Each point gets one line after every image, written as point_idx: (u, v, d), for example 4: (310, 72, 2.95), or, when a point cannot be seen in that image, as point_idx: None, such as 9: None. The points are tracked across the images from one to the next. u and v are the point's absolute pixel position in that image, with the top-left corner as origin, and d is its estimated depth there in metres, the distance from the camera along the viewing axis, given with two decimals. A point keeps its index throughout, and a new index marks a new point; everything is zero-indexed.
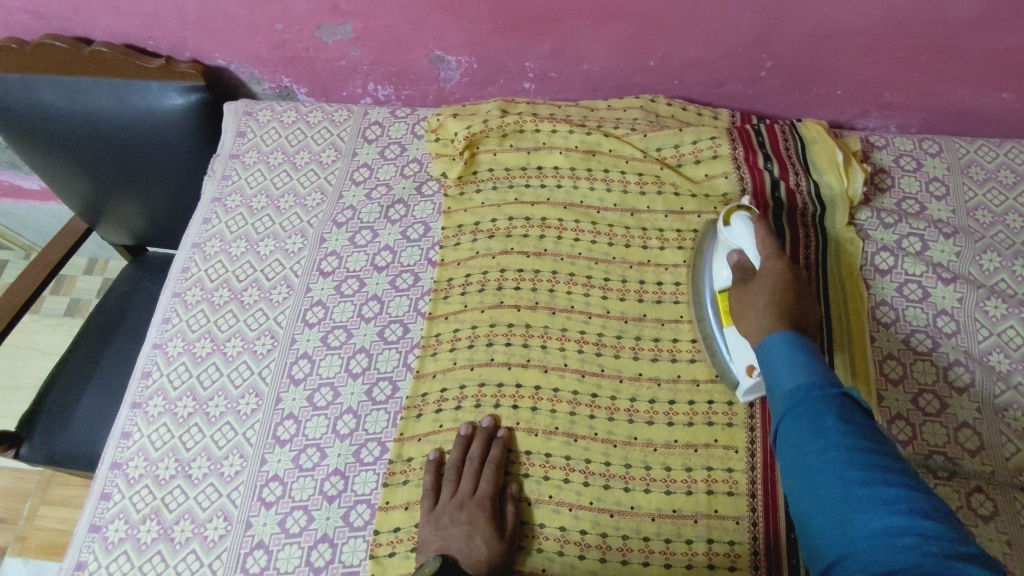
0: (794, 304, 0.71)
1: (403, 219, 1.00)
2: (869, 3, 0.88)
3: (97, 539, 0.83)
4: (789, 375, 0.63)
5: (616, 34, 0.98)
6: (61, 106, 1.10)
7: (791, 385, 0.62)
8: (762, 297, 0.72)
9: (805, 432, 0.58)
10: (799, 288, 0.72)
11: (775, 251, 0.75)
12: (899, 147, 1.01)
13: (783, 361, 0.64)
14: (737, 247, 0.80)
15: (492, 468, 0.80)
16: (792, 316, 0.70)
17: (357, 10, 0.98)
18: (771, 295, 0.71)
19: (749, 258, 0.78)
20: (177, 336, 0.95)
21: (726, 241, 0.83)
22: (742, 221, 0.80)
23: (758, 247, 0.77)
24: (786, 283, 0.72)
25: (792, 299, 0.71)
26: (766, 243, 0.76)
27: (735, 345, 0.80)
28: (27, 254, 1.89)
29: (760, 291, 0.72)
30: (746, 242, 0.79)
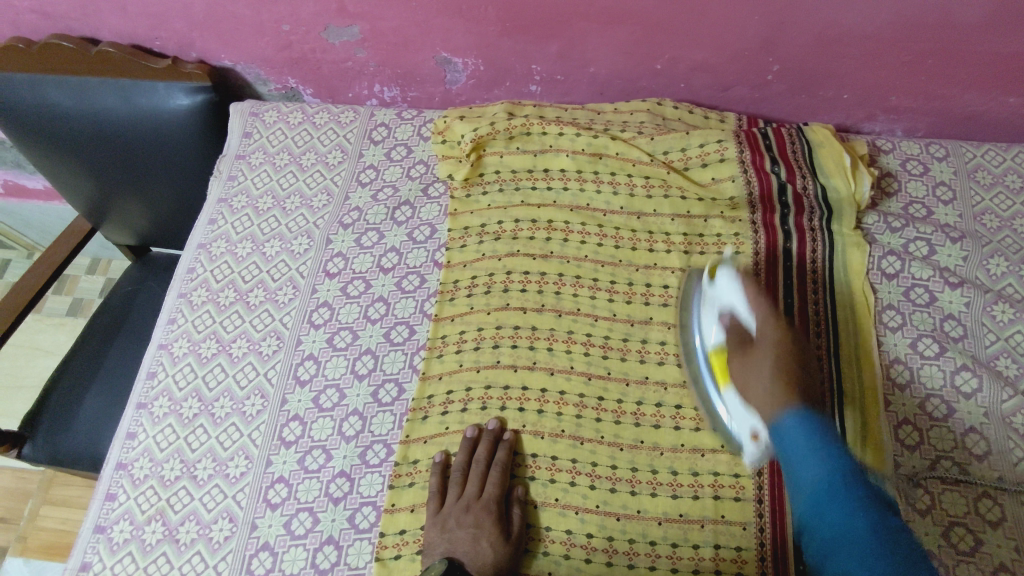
0: (800, 374, 0.73)
1: (409, 220, 1.00)
2: (877, 6, 0.88)
3: (102, 539, 0.83)
4: (810, 470, 0.66)
5: (623, 37, 0.98)
6: (67, 106, 1.09)
7: (813, 478, 0.65)
8: (770, 372, 0.73)
9: (832, 532, 0.62)
10: (800, 354, 0.75)
11: (772, 317, 0.77)
12: (905, 151, 1.01)
13: (799, 450, 0.67)
14: (726, 306, 0.81)
15: (498, 471, 0.80)
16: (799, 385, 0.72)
17: (365, 11, 0.99)
18: (778, 371, 0.73)
19: (743, 320, 0.79)
20: (182, 336, 0.95)
21: (714, 300, 0.83)
22: (731, 278, 0.81)
23: (751, 307, 0.78)
24: (790, 354, 0.74)
25: (798, 371, 0.73)
26: (760, 304, 0.78)
27: (737, 410, 0.78)
28: (31, 253, 1.89)
29: (766, 364, 0.74)
30: (736, 302, 0.79)
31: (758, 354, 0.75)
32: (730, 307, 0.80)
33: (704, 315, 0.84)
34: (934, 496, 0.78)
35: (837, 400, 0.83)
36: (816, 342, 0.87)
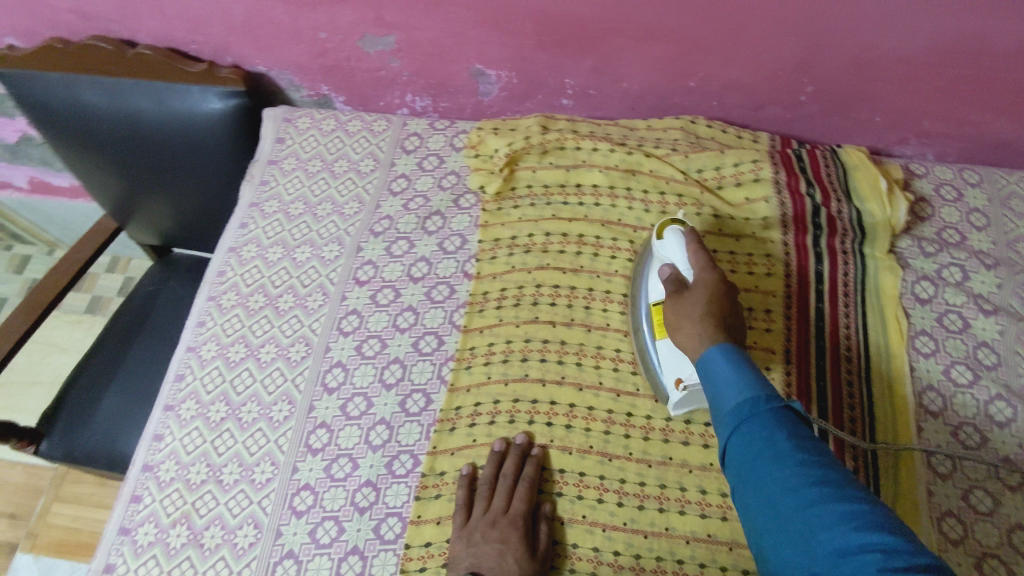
0: (728, 315, 0.71)
1: (440, 231, 1.00)
2: (917, 30, 0.88)
3: (127, 542, 0.83)
4: (736, 392, 0.62)
5: (659, 54, 0.98)
6: (100, 104, 1.09)
7: (737, 400, 0.62)
8: (697, 309, 0.71)
9: (754, 445, 0.59)
10: (732, 300, 0.73)
11: (708, 263, 0.75)
12: (939, 176, 1.00)
13: (721, 379, 0.64)
14: (669, 261, 0.80)
15: (525, 486, 0.79)
16: (724, 325, 0.70)
17: (402, 21, 0.99)
18: (706, 308, 0.71)
19: (682, 271, 0.78)
20: (211, 339, 0.95)
21: (660, 255, 0.82)
22: (675, 234, 0.80)
23: (690, 258, 0.77)
24: (720, 296, 0.72)
25: (725, 312, 0.71)
26: (700, 254, 0.76)
27: (669, 358, 0.79)
28: (51, 249, 1.91)
29: (694, 302, 0.72)
30: (679, 257, 0.78)
31: (690, 297, 0.73)
32: (672, 260, 0.79)
33: (653, 269, 0.84)
34: (967, 526, 0.77)
35: (869, 425, 0.83)
36: (847, 366, 0.86)
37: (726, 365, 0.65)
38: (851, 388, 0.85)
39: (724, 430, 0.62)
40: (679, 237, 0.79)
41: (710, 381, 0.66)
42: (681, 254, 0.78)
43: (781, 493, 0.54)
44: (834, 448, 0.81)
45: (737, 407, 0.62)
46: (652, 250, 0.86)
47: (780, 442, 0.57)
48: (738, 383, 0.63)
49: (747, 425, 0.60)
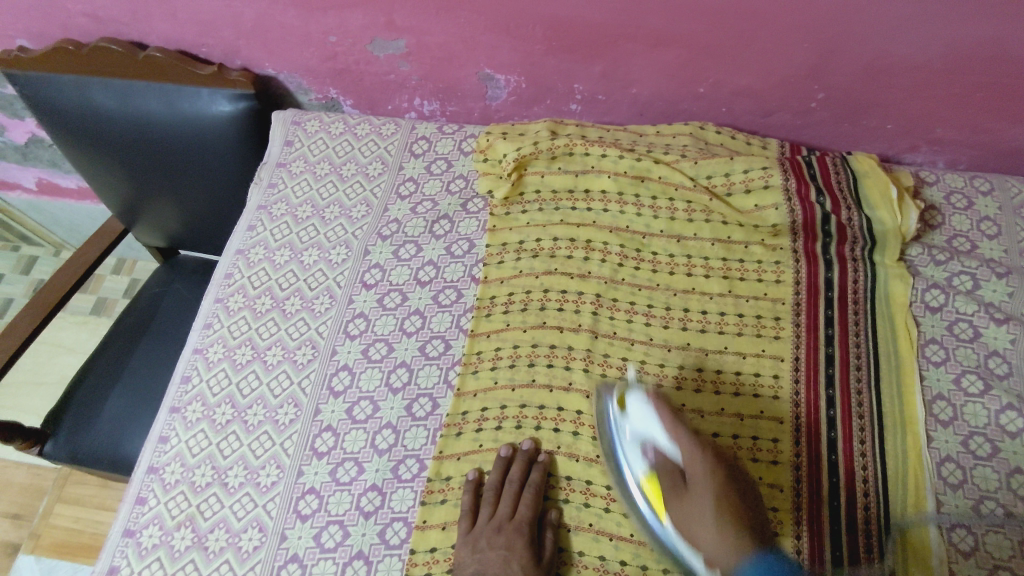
0: (737, 496, 0.69)
1: (448, 235, 1.00)
2: (929, 36, 0.88)
3: (131, 544, 0.82)
4: None
5: (669, 60, 0.98)
6: (110, 106, 1.10)
7: None
8: (711, 510, 0.67)
9: None
10: (733, 485, 0.70)
11: (695, 445, 0.72)
12: (950, 183, 1.00)
13: None
14: (647, 437, 0.74)
15: (531, 493, 0.79)
16: (742, 515, 0.67)
17: (413, 25, 0.99)
18: (722, 506, 0.67)
19: (666, 452, 0.73)
20: (218, 341, 0.95)
21: (631, 431, 0.76)
22: (642, 403, 0.75)
23: (670, 435, 0.73)
24: (725, 486, 0.69)
25: (738, 505, 0.68)
26: (680, 432, 0.73)
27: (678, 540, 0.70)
28: (58, 250, 1.92)
29: (704, 503, 0.68)
30: (655, 431, 0.74)
31: (692, 490, 0.70)
32: (650, 437, 0.74)
33: (624, 447, 0.77)
34: (978, 538, 0.76)
35: (879, 434, 0.82)
36: (856, 375, 0.85)
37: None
38: (860, 396, 0.84)
39: None
40: (649, 409, 0.75)
41: None
42: (658, 428, 0.74)
43: None
44: (843, 458, 0.81)
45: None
46: (614, 425, 0.79)
47: None
48: None
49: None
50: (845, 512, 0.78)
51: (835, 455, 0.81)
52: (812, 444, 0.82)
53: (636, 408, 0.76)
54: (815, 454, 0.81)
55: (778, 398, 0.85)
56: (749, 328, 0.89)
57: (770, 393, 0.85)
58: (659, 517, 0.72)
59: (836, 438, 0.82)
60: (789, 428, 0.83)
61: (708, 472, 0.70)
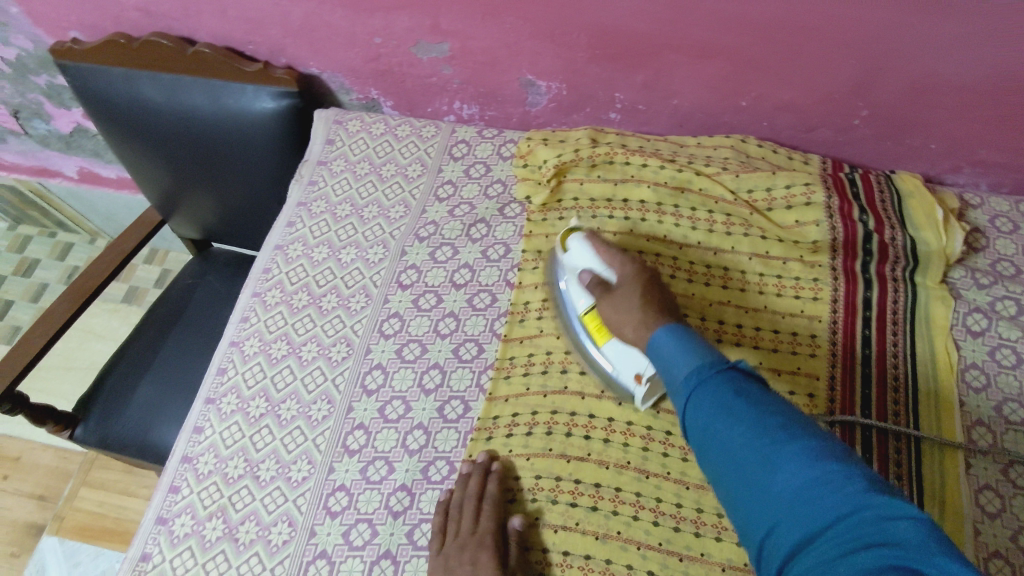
0: (656, 297, 0.76)
1: (484, 238, 1.01)
2: (979, 57, 0.87)
3: (163, 532, 0.83)
4: (682, 364, 0.63)
5: (712, 72, 0.97)
6: (156, 99, 1.12)
7: (684, 372, 0.62)
8: (635, 303, 0.76)
9: (710, 405, 0.58)
10: (657, 287, 0.79)
11: (625, 262, 0.81)
12: (994, 208, 0.99)
13: (671, 354, 0.65)
14: (584, 269, 0.84)
15: (490, 505, 0.78)
16: (662, 306, 0.75)
17: (458, 30, 1.00)
18: (643, 301, 0.76)
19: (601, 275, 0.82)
20: (254, 335, 0.96)
21: (571, 267, 0.86)
22: (582, 242, 0.85)
23: (605, 260, 0.82)
24: (649, 284, 0.78)
25: (658, 296, 0.77)
26: (615, 258, 0.82)
27: (618, 358, 0.81)
28: (93, 237, 1.95)
29: (631, 298, 0.77)
30: (592, 261, 0.83)
31: (619, 295, 0.78)
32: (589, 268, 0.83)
33: (568, 284, 0.87)
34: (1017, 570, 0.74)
35: (915, 457, 0.80)
36: (894, 398, 0.84)
37: (673, 343, 0.66)
38: (896, 419, 0.83)
39: (678, 398, 0.62)
40: (587, 246, 0.84)
41: (662, 359, 0.66)
42: (593, 259, 0.83)
43: (731, 421, 0.56)
44: None
45: (683, 371, 0.62)
46: (560, 265, 0.88)
47: (735, 398, 0.57)
48: (689, 352, 0.64)
49: (698, 386, 0.60)
50: None
51: None
52: None
53: (576, 246, 0.85)
54: None
55: (813, 417, 0.83)
56: (785, 345, 0.88)
57: (805, 410, 0.84)
58: (598, 341, 0.83)
59: (872, 460, 0.80)
60: None
61: (636, 280, 0.79)
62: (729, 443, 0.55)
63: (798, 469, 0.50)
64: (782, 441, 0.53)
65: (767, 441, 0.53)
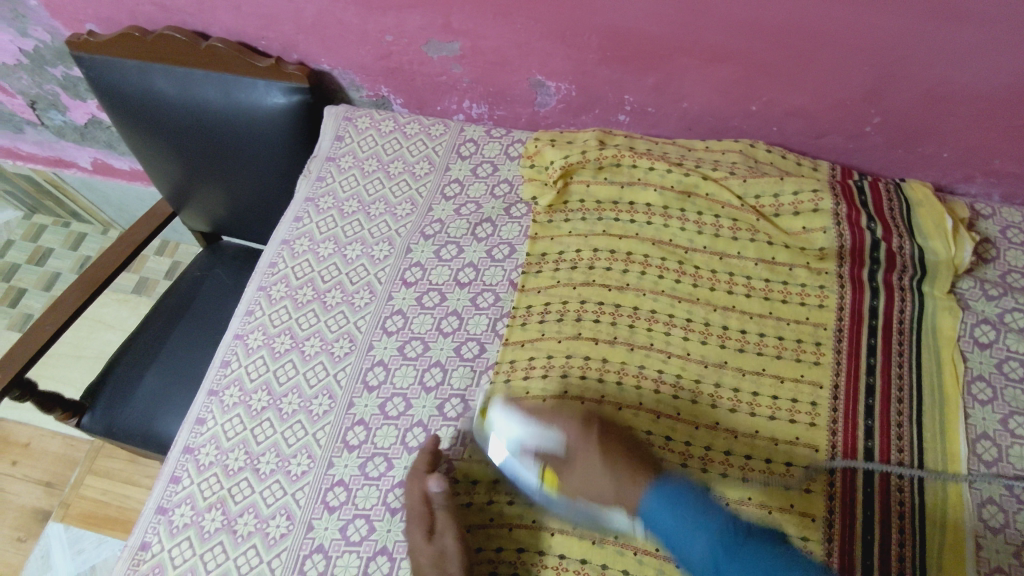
0: (619, 444, 0.76)
1: (489, 238, 1.01)
2: (995, 66, 0.86)
3: (163, 521, 0.84)
4: (695, 544, 0.65)
5: (723, 76, 0.97)
6: (168, 92, 1.14)
7: (702, 552, 0.65)
8: (602, 462, 0.74)
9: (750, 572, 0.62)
10: (610, 430, 0.78)
11: (566, 419, 0.78)
12: (1006, 218, 0.97)
13: (677, 530, 0.66)
14: (523, 444, 0.78)
15: (418, 475, 0.79)
16: (630, 455, 0.75)
17: (469, 29, 1.00)
18: (608, 457, 0.74)
19: (542, 442, 0.77)
20: (258, 328, 0.97)
21: (503, 445, 0.79)
22: (507, 415, 0.80)
23: (543, 424, 0.78)
24: (603, 433, 0.77)
25: (620, 445, 0.76)
26: (552, 419, 0.79)
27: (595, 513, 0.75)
28: (106, 228, 1.98)
29: (595, 459, 0.74)
30: (524, 430, 0.78)
31: (581, 462, 0.75)
32: (524, 440, 0.78)
33: (503, 463, 0.79)
34: None
35: (917, 470, 0.79)
36: (897, 408, 0.83)
37: (672, 517, 0.67)
38: (899, 430, 0.82)
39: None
40: (511, 416, 0.80)
41: (667, 533, 0.67)
42: (522, 424, 0.79)
43: None
44: (879, 490, 0.78)
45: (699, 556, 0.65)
46: (485, 444, 0.81)
47: (765, 558, 0.62)
48: (690, 528, 0.66)
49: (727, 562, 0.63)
50: (878, 546, 0.75)
51: (870, 487, 0.78)
52: (848, 476, 0.79)
53: (503, 420, 0.80)
54: (851, 485, 0.79)
55: (814, 425, 0.83)
56: (788, 352, 0.88)
57: (807, 419, 0.83)
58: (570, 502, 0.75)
59: (873, 470, 0.79)
60: (824, 455, 0.81)
61: (585, 438, 0.76)
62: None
63: None
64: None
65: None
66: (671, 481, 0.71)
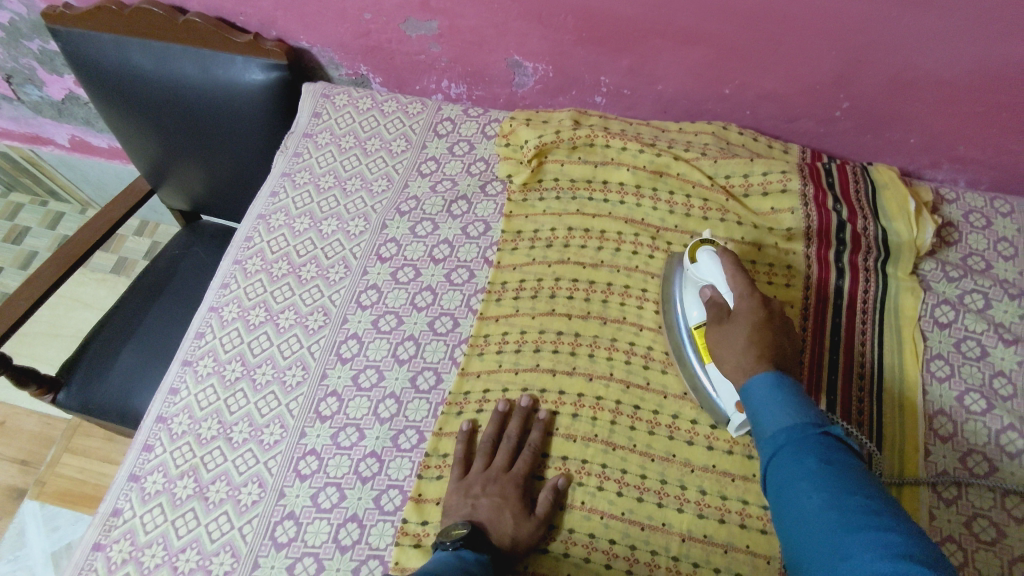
0: (773, 336, 0.71)
1: (464, 215, 1.02)
2: (959, 52, 0.88)
3: (135, 488, 0.85)
4: (773, 420, 0.63)
5: (696, 58, 0.98)
6: (146, 67, 1.13)
7: (774, 430, 0.62)
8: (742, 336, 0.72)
9: (797, 467, 0.58)
10: (776, 326, 0.73)
11: (746, 288, 0.75)
12: (969, 203, 1.00)
13: (767, 403, 0.64)
14: (706, 282, 0.81)
15: (529, 451, 0.80)
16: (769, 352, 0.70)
17: (446, 8, 1.01)
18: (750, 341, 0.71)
19: (721, 294, 0.78)
20: (233, 301, 0.97)
21: (695, 279, 0.83)
22: (711, 257, 0.81)
23: (729, 277, 0.77)
24: (763, 319, 0.72)
25: (771, 337, 0.71)
26: (738, 279, 0.76)
27: (720, 383, 0.79)
28: (84, 209, 1.96)
29: (738, 330, 0.72)
30: (717, 278, 0.79)
31: (735, 321, 0.74)
32: (710, 284, 0.80)
33: (685, 294, 0.85)
34: (968, 555, 0.75)
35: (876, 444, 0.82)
36: (859, 383, 0.85)
37: (770, 393, 0.65)
38: (861, 404, 0.84)
39: (765, 453, 0.63)
40: (715, 261, 0.80)
41: (757, 406, 0.65)
42: (715, 276, 0.79)
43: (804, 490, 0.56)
44: None
45: (778, 426, 0.62)
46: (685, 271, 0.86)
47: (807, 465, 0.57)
48: (781, 409, 0.63)
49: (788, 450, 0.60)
50: None
51: None
52: None
53: (706, 259, 0.81)
54: None
55: None
56: None
57: None
58: (704, 360, 0.81)
59: None
60: None
61: (751, 309, 0.73)
62: (805, 510, 0.55)
63: (869, 549, 0.49)
64: (864, 526, 0.51)
65: (845, 519, 0.52)
66: (791, 379, 0.67)
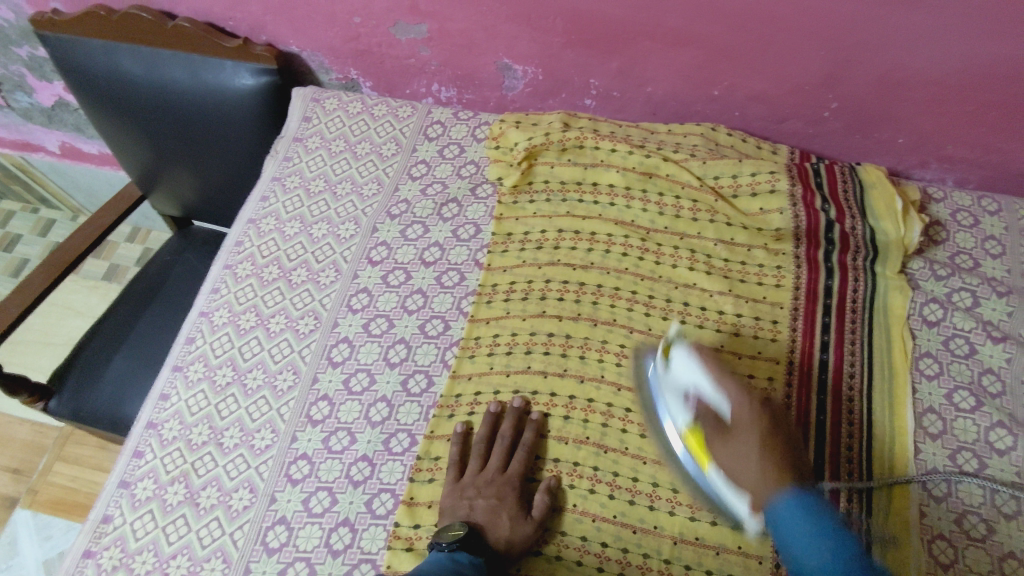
0: (785, 442, 0.70)
1: (455, 218, 1.02)
2: (946, 51, 0.88)
3: (125, 494, 0.85)
4: (813, 553, 0.60)
5: (685, 60, 0.99)
6: (135, 72, 1.13)
7: (815, 563, 0.60)
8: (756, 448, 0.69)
9: None
10: (783, 432, 0.71)
11: (742, 396, 0.72)
12: (957, 202, 1.01)
13: (800, 535, 0.61)
14: (689, 388, 0.75)
15: (523, 450, 0.80)
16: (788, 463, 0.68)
17: (435, 11, 1.01)
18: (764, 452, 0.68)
19: (710, 401, 0.73)
20: (224, 306, 0.97)
21: (673, 382, 0.77)
22: (689, 358, 0.76)
23: (716, 383, 0.73)
24: (772, 428, 0.70)
25: (783, 446, 0.69)
26: (729, 386, 0.73)
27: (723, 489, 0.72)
28: (75, 215, 1.96)
29: (750, 443, 0.69)
30: (700, 382, 0.74)
31: (740, 436, 0.70)
32: (694, 387, 0.74)
33: (664, 398, 0.78)
34: (958, 551, 0.75)
35: (866, 442, 0.82)
36: (849, 383, 0.85)
37: (802, 522, 0.62)
38: (851, 403, 0.84)
39: None
40: (694, 362, 0.75)
41: (789, 536, 0.62)
42: (699, 379, 0.74)
43: None
44: (828, 461, 0.81)
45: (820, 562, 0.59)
46: (657, 373, 0.80)
47: None
48: (816, 539, 0.60)
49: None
50: None
51: (821, 458, 0.81)
52: None
53: (683, 360, 0.76)
54: None
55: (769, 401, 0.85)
56: (746, 330, 0.89)
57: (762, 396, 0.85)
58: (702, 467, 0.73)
59: (824, 444, 0.82)
60: None
61: (755, 419, 0.71)
62: None
63: None
64: None
65: None
66: (814, 495, 0.65)
